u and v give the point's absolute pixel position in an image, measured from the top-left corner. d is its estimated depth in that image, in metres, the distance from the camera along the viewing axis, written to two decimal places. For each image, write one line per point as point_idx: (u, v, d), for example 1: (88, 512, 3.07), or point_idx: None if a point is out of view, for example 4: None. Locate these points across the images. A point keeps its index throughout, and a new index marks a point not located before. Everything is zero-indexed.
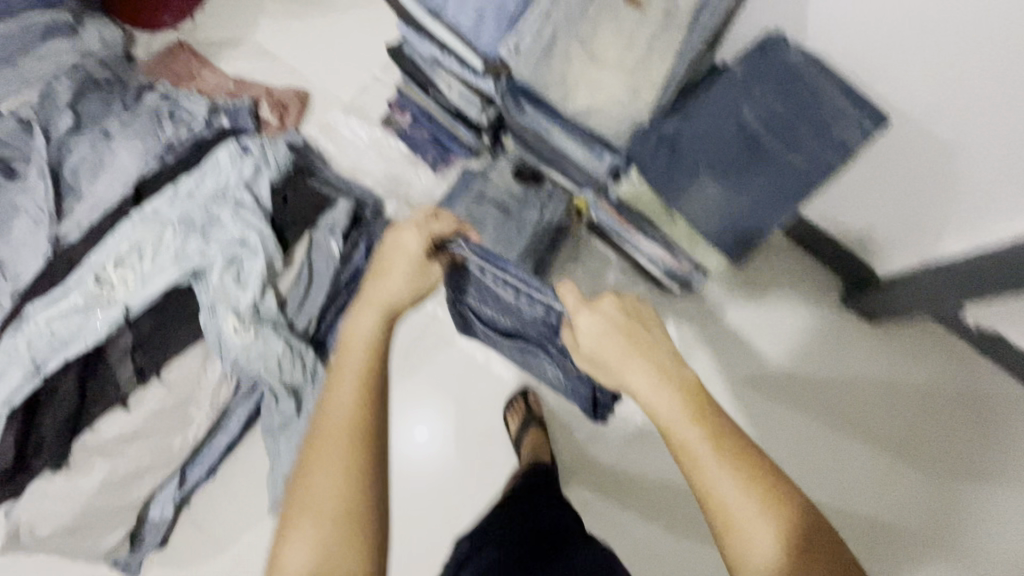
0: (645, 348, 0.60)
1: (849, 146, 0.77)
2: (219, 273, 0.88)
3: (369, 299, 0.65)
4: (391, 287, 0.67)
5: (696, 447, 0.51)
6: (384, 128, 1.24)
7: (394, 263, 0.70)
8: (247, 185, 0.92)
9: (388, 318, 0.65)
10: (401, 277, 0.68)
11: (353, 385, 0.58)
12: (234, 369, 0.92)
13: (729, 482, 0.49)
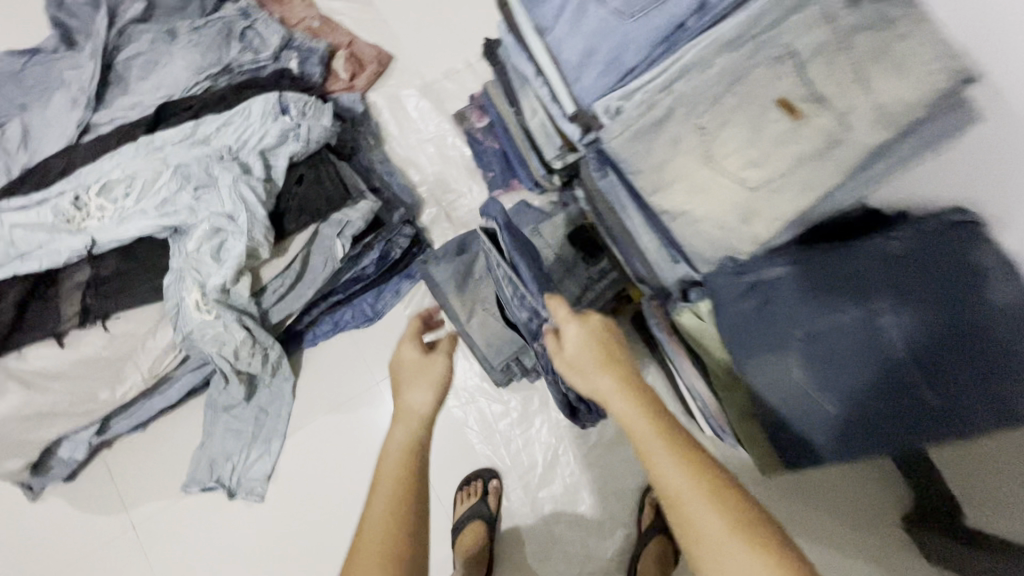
0: (619, 358, 0.55)
1: (997, 366, 0.56)
2: (197, 240, 0.75)
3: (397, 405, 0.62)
4: (410, 398, 0.62)
5: (648, 446, 0.48)
6: (454, 125, 1.09)
7: (406, 371, 0.66)
8: (265, 150, 0.79)
9: (413, 427, 0.59)
10: (419, 382, 0.63)
11: (386, 503, 0.54)
12: (184, 343, 0.82)
13: (682, 479, 0.46)
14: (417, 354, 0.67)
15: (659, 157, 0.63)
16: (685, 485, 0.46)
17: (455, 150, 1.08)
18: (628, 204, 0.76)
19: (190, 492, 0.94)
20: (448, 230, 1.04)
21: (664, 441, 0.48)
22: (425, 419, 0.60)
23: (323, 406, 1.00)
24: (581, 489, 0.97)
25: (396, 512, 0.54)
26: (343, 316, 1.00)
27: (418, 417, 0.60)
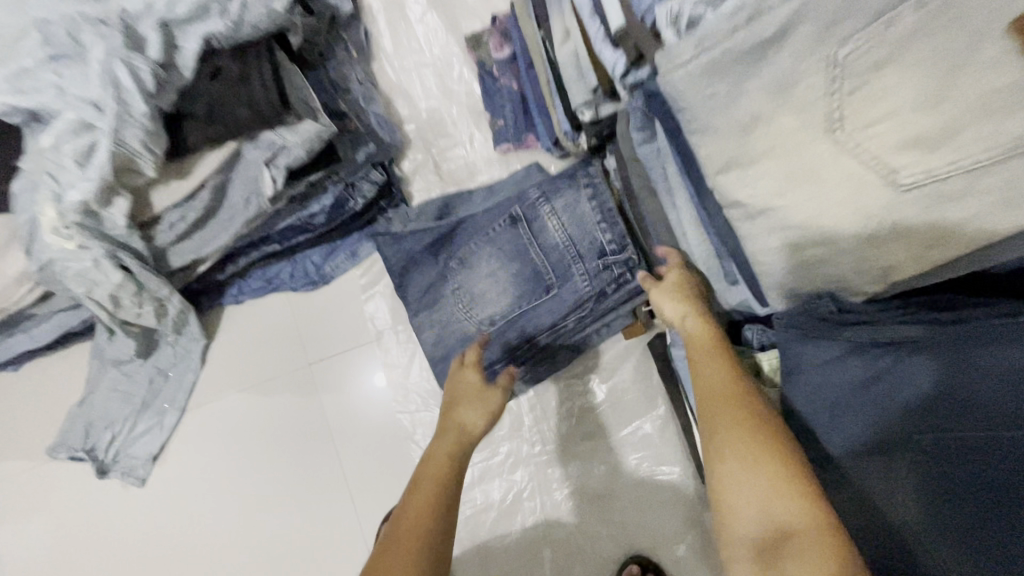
0: (707, 306, 0.51)
1: None
2: (55, 134, 0.53)
3: (446, 416, 0.56)
4: (465, 417, 0.55)
5: (701, 352, 0.48)
6: (466, 50, 0.83)
7: (462, 392, 0.59)
8: (169, 23, 0.55)
9: (460, 444, 0.53)
10: (476, 405, 0.57)
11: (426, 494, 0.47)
12: (42, 275, 0.60)
13: (713, 372, 0.46)
14: (475, 380, 0.60)
15: (748, 110, 0.38)
16: (718, 383, 0.45)
17: (461, 85, 0.83)
18: (675, 189, 0.53)
19: (57, 458, 0.75)
20: (433, 185, 0.80)
21: (719, 352, 0.47)
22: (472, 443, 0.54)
23: (238, 382, 0.78)
24: (542, 547, 0.75)
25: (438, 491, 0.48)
26: (279, 271, 0.78)
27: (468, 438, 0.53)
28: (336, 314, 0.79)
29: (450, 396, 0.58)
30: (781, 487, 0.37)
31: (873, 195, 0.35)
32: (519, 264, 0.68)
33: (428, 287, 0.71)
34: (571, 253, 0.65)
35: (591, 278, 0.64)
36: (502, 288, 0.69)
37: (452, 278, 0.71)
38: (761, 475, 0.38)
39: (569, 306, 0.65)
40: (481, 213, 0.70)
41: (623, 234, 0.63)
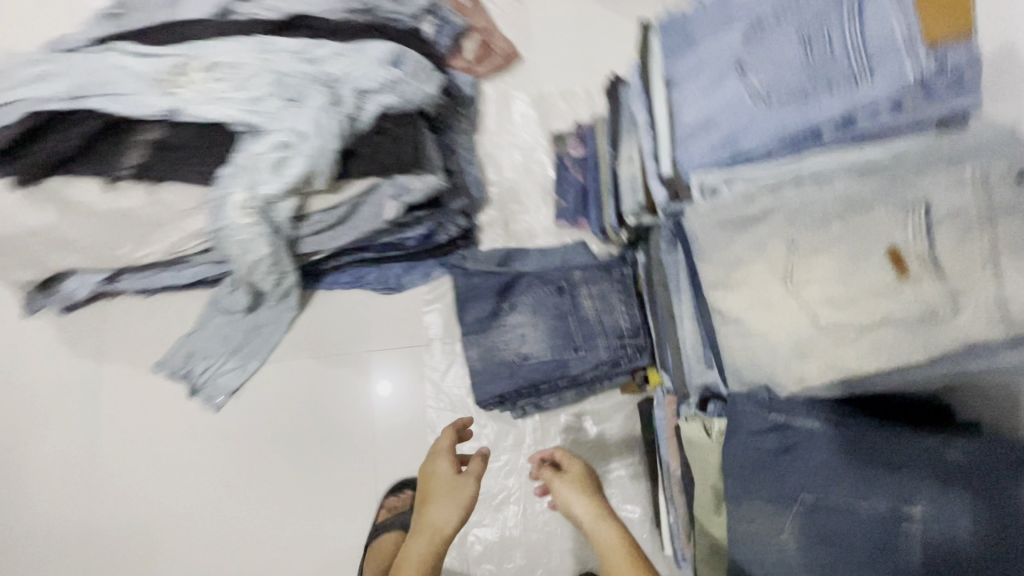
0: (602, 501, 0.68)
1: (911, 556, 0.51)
2: (265, 146, 0.76)
3: (421, 514, 0.67)
4: (437, 518, 0.66)
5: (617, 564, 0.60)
6: (550, 143, 1.06)
7: (437, 486, 0.69)
8: (360, 90, 0.78)
9: (434, 544, 0.65)
10: (448, 503, 0.67)
11: None
12: (213, 235, 0.81)
13: None
14: (447, 470, 0.70)
15: (736, 255, 0.59)
16: None
17: (540, 167, 1.06)
18: (683, 290, 0.72)
19: (159, 371, 0.95)
20: (500, 238, 1.01)
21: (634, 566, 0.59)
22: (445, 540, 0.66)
23: (309, 350, 0.97)
24: (514, 547, 0.90)
25: None
26: (366, 274, 0.98)
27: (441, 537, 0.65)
28: (399, 317, 0.98)
29: (426, 486, 0.70)
30: None
31: (801, 329, 0.54)
32: (556, 321, 0.86)
33: (480, 317, 0.88)
34: (598, 329, 0.85)
35: (607, 348, 0.84)
36: (539, 336, 0.86)
37: (501, 316, 0.88)
38: None
39: (589, 367, 0.84)
40: (535, 275, 0.89)
41: (636, 323, 0.85)
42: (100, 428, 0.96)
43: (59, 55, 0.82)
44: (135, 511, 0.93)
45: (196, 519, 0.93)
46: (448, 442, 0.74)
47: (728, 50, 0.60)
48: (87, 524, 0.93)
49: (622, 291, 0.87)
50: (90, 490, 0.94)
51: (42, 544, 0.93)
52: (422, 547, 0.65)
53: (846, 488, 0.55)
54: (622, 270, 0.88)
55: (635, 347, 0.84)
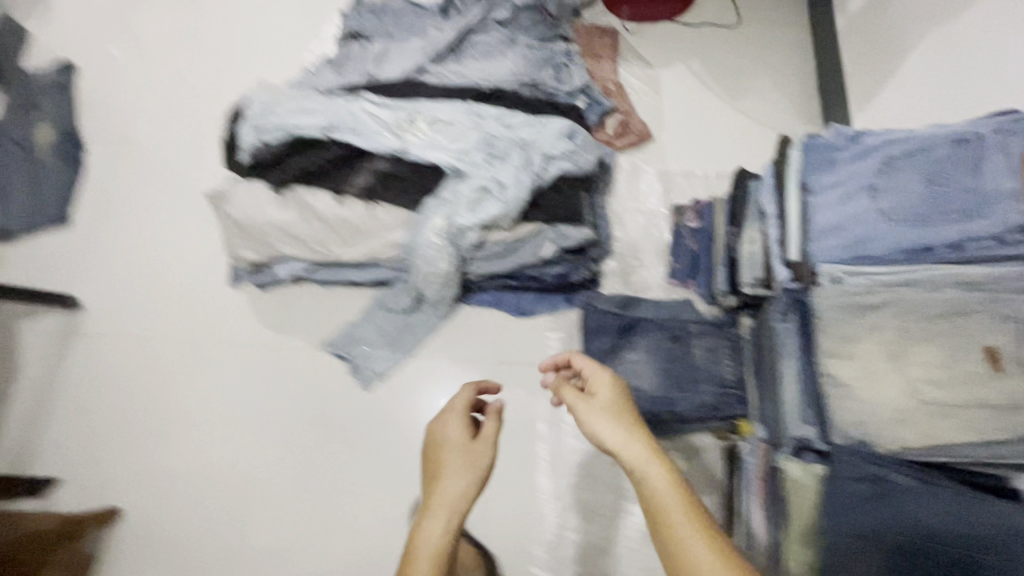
0: (638, 430, 0.70)
1: None
2: (468, 188, 0.96)
3: (440, 476, 0.82)
4: (456, 476, 0.81)
5: (674, 513, 0.60)
6: (670, 212, 1.25)
7: (451, 451, 0.86)
8: (546, 156, 0.99)
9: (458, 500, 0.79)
10: (461, 465, 0.83)
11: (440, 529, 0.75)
12: (407, 248, 1.02)
13: (703, 550, 0.57)
14: (459, 438, 0.88)
15: (852, 332, 0.75)
16: (705, 554, 0.57)
17: (658, 231, 1.24)
18: (791, 354, 0.88)
19: (326, 349, 1.15)
20: (619, 285, 1.19)
21: (693, 521, 0.60)
22: (463, 490, 0.80)
23: (445, 353, 1.15)
24: (602, 553, 1.03)
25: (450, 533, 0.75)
26: (505, 298, 1.16)
27: (460, 494, 0.79)
28: (525, 338, 1.15)
29: (444, 452, 0.86)
30: None
31: (904, 398, 0.70)
32: (668, 364, 1.02)
33: (604, 349, 1.04)
34: (705, 377, 1.01)
35: (711, 394, 1.00)
36: (651, 374, 1.02)
37: (621, 352, 1.04)
38: None
39: (693, 407, 0.99)
40: (654, 322, 1.05)
41: (739, 377, 1.01)
42: (265, 388, 1.14)
43: (317, 96, 1.07)
44: (284, 462, 1.10)
45: (335, 479, 1.09)
46: (460, 411, 0.91)
47: (864, 175, 0.77)
48: (243, 466, 1.10)
49: (728, 349, 1.03)
50: (248, 439, 1.11)
51: (201, 478, 1.09)
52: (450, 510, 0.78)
53: (937, 523, 0.67)
54: (731, 331, 1.05)
55: (735, 396, 1.00)
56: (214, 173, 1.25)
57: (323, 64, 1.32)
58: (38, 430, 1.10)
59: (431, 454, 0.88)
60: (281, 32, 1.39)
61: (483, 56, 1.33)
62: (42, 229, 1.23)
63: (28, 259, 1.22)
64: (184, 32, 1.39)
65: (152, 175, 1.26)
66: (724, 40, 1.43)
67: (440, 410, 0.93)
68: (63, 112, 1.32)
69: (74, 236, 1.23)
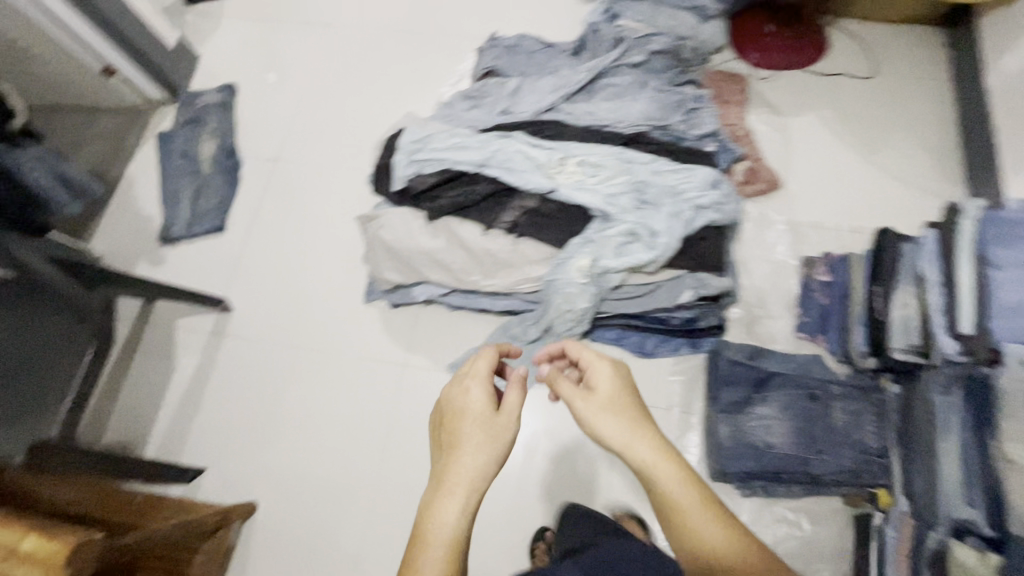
0: (643, 419, 0.71)
1: None
2: (617, 232, 0.99)
3: (447, 465, 0.69)
4: (470, 459, 0.69)
5: (688, 506, 0.65)
6: (798, 264, 1.23)
7: (469, 425, 0.72)
8: (695, 206, 1.00)
9: (470, 487, 0.68)
10: (478, 446, 0.70)
11: (454, 514, 0.66)
12: (546, 283, 1.05)
13: (716, 534, 0.63)
14: (478, 406, 0.74)
15: None
16: (717, 535, 0.63)
17: (786, 282, 1.22)
18: (955, 430, 0.84)
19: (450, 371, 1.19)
20: (743, 334, 1.18)
21: (704, 507, 0.65)
22: (482, 471, 0.69)
23: None
24: None
25: (463, 523, 0.65)
26: (627, 337, 1.17)
27: (474, 480, 0.68)
28: (646, 379, 1.16)
29: (453, 429, 0.73)
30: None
31: None
32: (803, 423, 1.00)
33: (735, 400, 1.03)
34: (845, 440, 0.98)
35: (852, 458, 0.97)
36: (785, 430, 0.99)
37: (752, 405, 1.03)
38: None
39: (831, 470, 0.96)
40: (789, 378, 1.04)
41: (883, 444, 0.98)
42: (391, 403, 1.19)
43: (469, 132, 1.13)
44: (404, 476, 1.14)
45: None
46: (483, 375, 0.76)
47: None
48: (366, 476, 1.15)
49: (870, 414, 1.00)
50: (374, 450, 1.17)
51: (327, 480, 1.15)
52: (455, 511, 0.66)
53: None
54: (878, 395, 1.02)
55: (878, 464, 0.97)
56: (356, 194, 1.34)
57: (461, 98, 1.39)
58: (187, 421, 1.20)
59: (447, 428, 0.74)
60: (422, 66, 1.49)
61: (613, 96, 1.36)
62: (199, 235, 1.35)
63: (186, 261, 1.34)
64: (335, 63, 1.52)
65: (300, 193, 1.37)
66: (858, 92, 1.40)
67: (459, 373, 0.78)
68: (223, 130, 1.45)
69: (227, 243, 1.34)
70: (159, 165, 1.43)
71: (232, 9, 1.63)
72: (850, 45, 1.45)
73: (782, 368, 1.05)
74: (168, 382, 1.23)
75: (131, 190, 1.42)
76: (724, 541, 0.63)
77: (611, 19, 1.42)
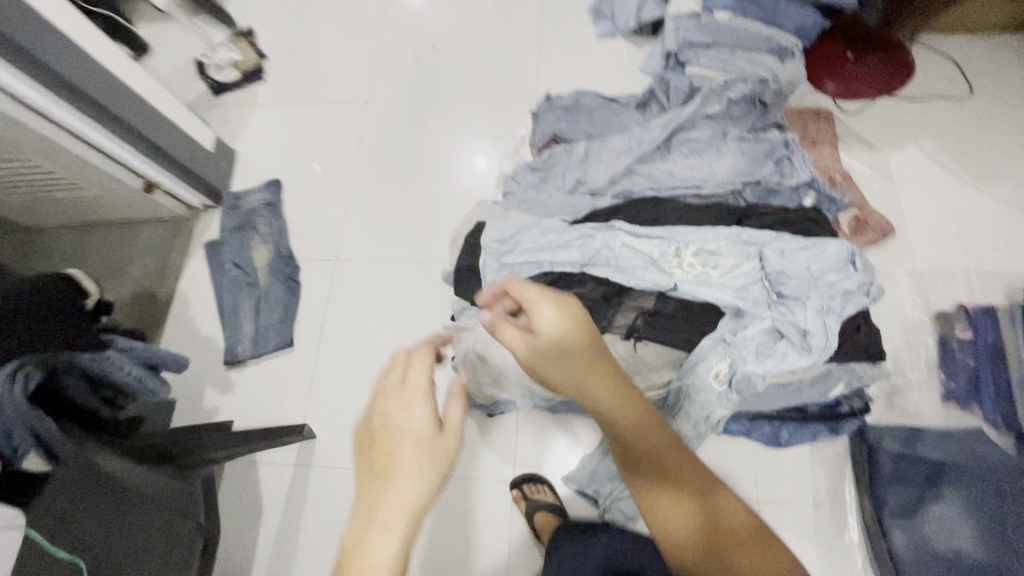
0: (582, 337, 0.70)
1: None
2: (755, 331, 0.89)
3: (374, 500, 0.56)
4: (408, 491, 0.56)
5: (606, 401, 0.68)
6: (930, 321, 1.12)
7: (405, 448, 0.60)
8: (839, 292, 0.89)
9: (407, 524, 0.55)
10: (417, 477, 0.58)
11: (389, 565, 0.53)
12: (675, 389, 0.95)
13: (624, 410, 0.68)
14: (416, 425, 0.61)
15: None
16: (625, 413, 0.68)
17: (923, 342, 1.10)
18: None
19: (568, 483, 1.10)
20: (885, 410, 1.06)
21: (621, 395, 0.69)
22: (418, 507, 0.56)
23: None
24: None
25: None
26: (758, 428, 1.05)
27: (410, 519, 0.56)
28: (784, 474, 1.06)
29: (383, 451, 0.60)
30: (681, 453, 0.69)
31: None
32: (991, 522, 0.90)
33: (903, 503, 0.96)
34: None
35: None
36: (970, 533, 0.91)
37: (924, 505, 0.95)
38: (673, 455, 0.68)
39: None
40: (964, 470, 0.95)
41: None
42: (504, 524, 1.10)
43: (561, 227, 1.02)
44: None
45: None
46: (423, 386, 0.64)
47: None
48: None
49: None
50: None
51: None
52: (388, 561, 0.53)
53: None
54: None
55: None
56: (431, 292, 1.24)
57: (525, 170, 1.29)
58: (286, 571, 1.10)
59: (377, 460, 0.59)
60: (475, 141, 1.41)
61: (691, 151, 1.24)
62: (266, 354, 1.26)
63: (256, 385, 1.24)
64: (383, 146, 1.43)
65: (368, 295, 1.28)
66: (958, 114, 1.28)
67: (388, 383, 0.65)
68: (275, 232, 1.36)
69: (298, 360, 1.25)
70: (212, 278, 1.33)
71: (263, 97, 1.53)
72: (941, 62, 1.33)
73: (950, 458, 0.97)
74: (260, 525, 1.14)
75: (185, 309, 1.32)
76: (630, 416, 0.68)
77: (679, 67, 1.31)
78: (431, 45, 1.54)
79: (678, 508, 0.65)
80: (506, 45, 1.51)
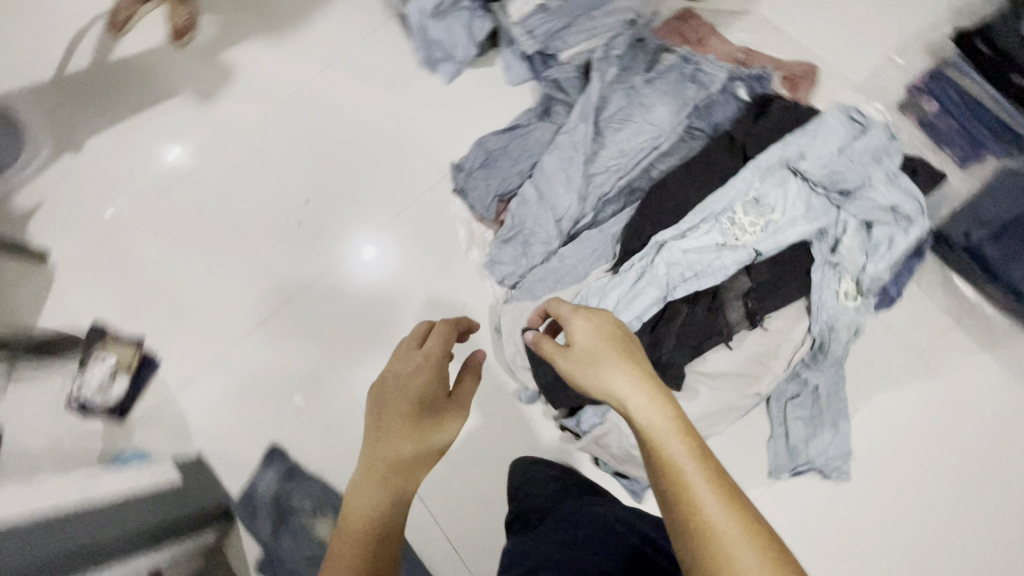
0: (597, 322, 0.73)
1: None
2: (851, 238, 0.90)
3: (378, 445, 0.67)
4: (399, 442, 0.67)
5: (618, 380, 0.66)
6: (898, 115, 1.19)
7: (407, 404, 0.71)
8: (875, 155, 0.91)
9: (402, 470, 0.66)
10: (415, 435, 0.69)
11: (382, 488, 0.64)
12: (822, 332, 0.91)
13: (627, 387, 0.65)
14: (419, 386, 0.74)
15: None
16: (640, 396, 0.63)
17: (911, 135, 1.16)
18: None
19: (782, 477, 1.03)
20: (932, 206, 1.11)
21: (636, 372, 0.66)
22: (415, 458, 0.67)
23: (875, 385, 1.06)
24: None
25: (386, 503, 0.64)
26: None
27: (406, 461, 0.66)
28: (913, 316, 1.08)
29: (393, 403, 0.71)
30: (689, 429, 0.61)
31: None
32: None
33: None
34: None
35: None
36: None
37: None
38: (679, 427, 0.60)
39: None
40: None
41: None
42: None
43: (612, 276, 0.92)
44: None
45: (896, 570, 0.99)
46: (437, 351, 0.78)
47: None
48: None
49: None
50: None
51: None
52: (377, 491, 0.64)
53: None
54: None
55: None
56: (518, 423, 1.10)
57: (500, 245, 1.16)
58: None
59: (391, 409, 0.71)
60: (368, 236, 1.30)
61: (622, 120, 1.16)
62: None
63: None
64: (342, 331, 1.25)
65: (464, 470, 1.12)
66: None
67: (407, 349, 0.79)
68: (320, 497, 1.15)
69: None
70: None
71: (174, 377, 1.24)
72: None
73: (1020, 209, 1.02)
74: None
75: None
76: (634, 383, 0.65)
77: (548, 60, 1.28)
78: (302, 199, 1.33)
79: (710, 490, 0.55)
80: (374, 148, 1.35)
